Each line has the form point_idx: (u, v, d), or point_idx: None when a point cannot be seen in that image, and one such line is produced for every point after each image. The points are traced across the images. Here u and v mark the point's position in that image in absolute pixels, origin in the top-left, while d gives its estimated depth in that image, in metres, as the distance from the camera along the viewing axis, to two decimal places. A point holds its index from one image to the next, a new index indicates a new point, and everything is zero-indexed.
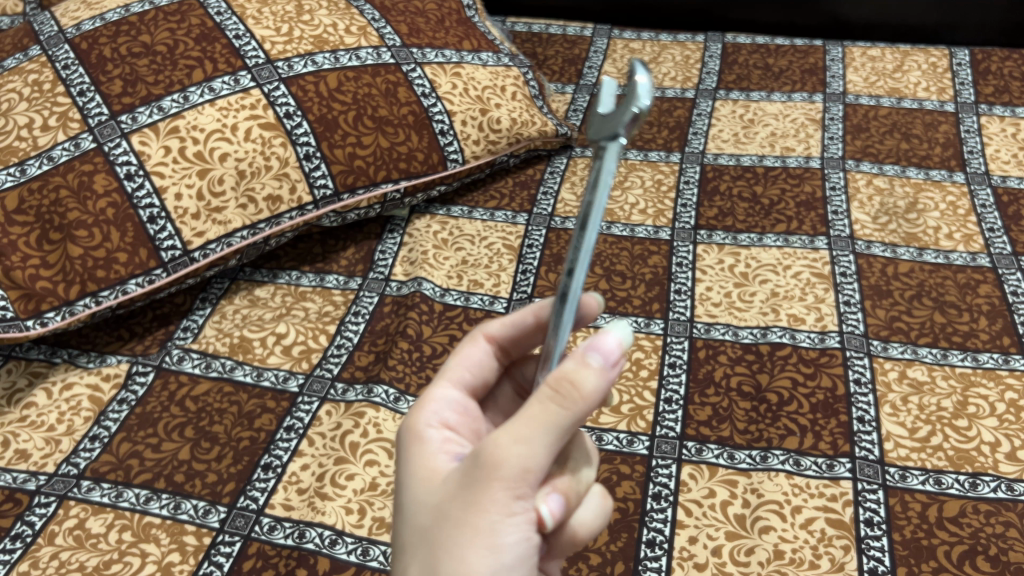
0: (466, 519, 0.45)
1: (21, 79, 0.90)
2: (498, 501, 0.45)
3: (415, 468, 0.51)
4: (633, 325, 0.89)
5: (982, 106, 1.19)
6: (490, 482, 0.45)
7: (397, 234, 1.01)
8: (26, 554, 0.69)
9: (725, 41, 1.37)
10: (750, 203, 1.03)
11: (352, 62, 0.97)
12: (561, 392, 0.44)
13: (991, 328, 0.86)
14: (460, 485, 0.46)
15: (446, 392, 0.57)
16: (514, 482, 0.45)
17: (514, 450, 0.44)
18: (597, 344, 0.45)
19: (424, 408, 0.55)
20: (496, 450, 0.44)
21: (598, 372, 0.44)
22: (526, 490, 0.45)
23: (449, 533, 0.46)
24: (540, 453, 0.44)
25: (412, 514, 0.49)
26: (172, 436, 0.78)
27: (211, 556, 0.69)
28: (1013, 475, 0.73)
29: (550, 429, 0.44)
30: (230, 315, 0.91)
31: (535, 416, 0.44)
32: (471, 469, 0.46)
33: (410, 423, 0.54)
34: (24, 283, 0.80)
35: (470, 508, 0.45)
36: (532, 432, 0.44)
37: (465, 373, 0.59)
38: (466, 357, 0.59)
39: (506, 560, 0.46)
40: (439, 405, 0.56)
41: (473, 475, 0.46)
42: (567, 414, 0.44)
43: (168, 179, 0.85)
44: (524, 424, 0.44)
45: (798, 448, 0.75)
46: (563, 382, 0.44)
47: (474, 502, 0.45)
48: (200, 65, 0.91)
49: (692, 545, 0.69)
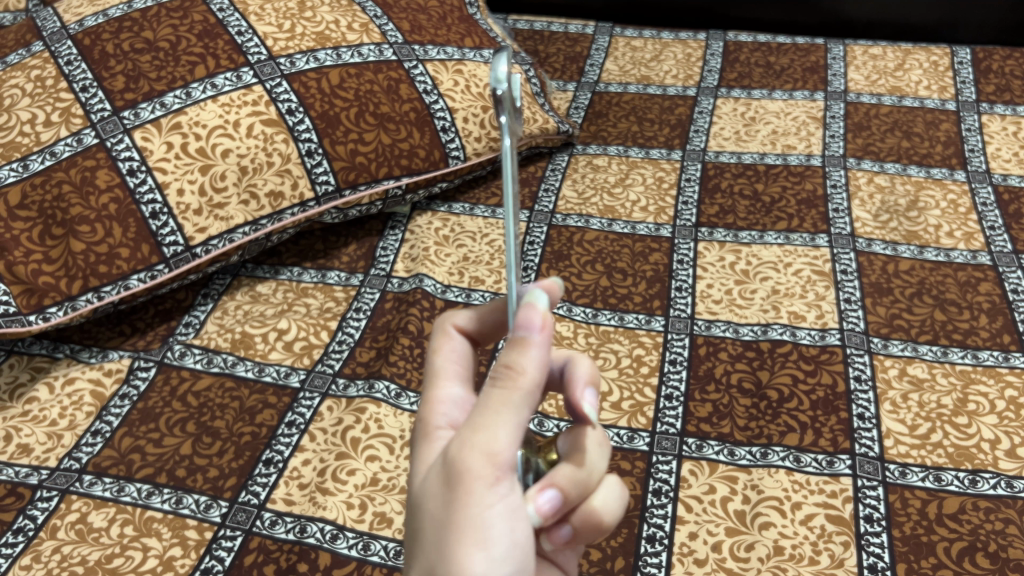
0: (449, 518, 0.44)
1: (24, 75, 0.90)
2: (476, 493, 0.44)
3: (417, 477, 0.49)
4: (633, 322, 0.89)
5: (984, 104, 1.19)
6: (460, 475, 0.44)
7: (398, 230, 1.01)
8: (28, 548, 0.69)
9: (727, 39, 1.38)
10: (751, 201, 1.04)
11: (354, 59, 0.97)
12: (502, 376, 0.45)
13: (992, 326, 0.86)
14: (437, 486, 0.45)
15: (451, 392, 0.54)
16: (487, 473, 0.44)
17: (474, 441, 0.44)
18: (524, 320, 0.45)
19: (428, 415, 0.53)
20: (458, 446, 0.44)
21: (532, 347, 0.45)
22: (502, 478, 0.44)
23: (436, 535, 0.45)
24: (501, 437, 0.44)
25: (410, 525, 0.47)
26: (174, 430, 0.78)
27: (212, 550, 0.69)
28: (1013, 472, 0.73)
29: (500, 413, 0.44)
30: (232, 311, 0.91)
31: (486, 404, 0.44)
32: (446, 469, 0.45)
33: (422, 433, 0.52)
34: (26, 278, 0.80)
35: (450, 507, 0.44)
36: (484, 419, 0.44)
37: (457, 366, 0.56)
38: (450, 351, 0.57)
39: (501, 553, 0.45)
40: (447, 407, 0.53)
41: (446, 474, 0.45)
42: (515, 393, 0.44)
43: (170, 175, 0.85)
44: (478, 414, 0.44)
45: (799, 445, 0.75)
46: (500, 367, 0.45)
47: (452, 499, 0.44)
48: (203, 61, 0.91)
49: (692, 541, 0.69)
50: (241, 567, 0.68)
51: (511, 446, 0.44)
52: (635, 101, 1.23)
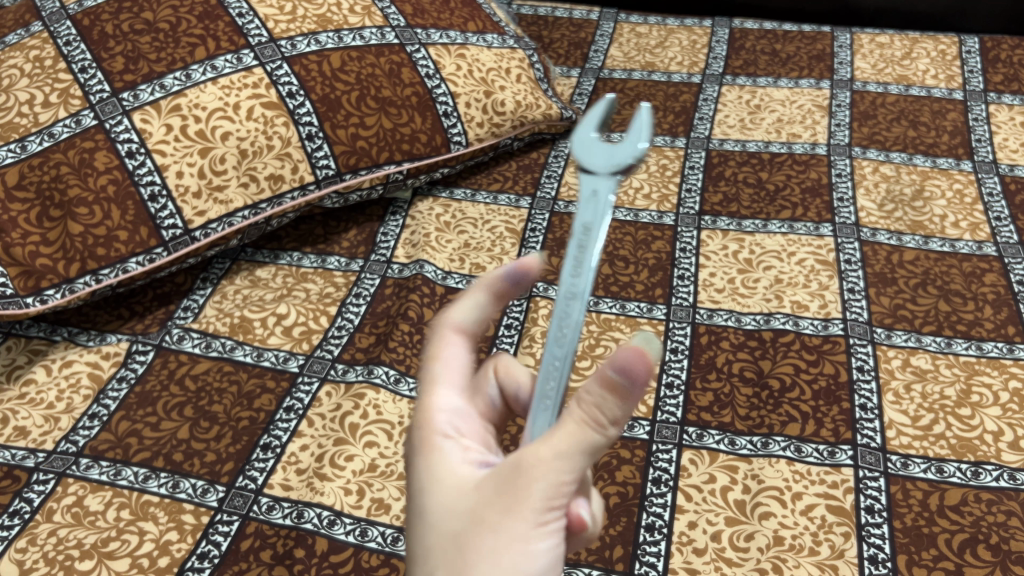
0: (501, 527, 0.43)
1: (22, 55, 0.89)
2: (535, 512, 0.43)
3: (447, 483, 0.48)
4: (635, 310, 0.88)
5: (991, 94, 1.17)
6: (526, 492, 0.43)
7: (399, 216, 1.01)
8: (24, 530, 0.69)
9: (733, 26, 1.36)
10: (755, 189, 1.03)
11: (356, 42, 0.96)
12: (592, 415, 0.43)
13: (996, 317, 0.85)
14: (490, 494, 0.45)
15: (450, 400, 0.52)
16: (550, 495, 0.43)
17: (549, 461, 0.43)
18: (629, 366, 0.42)
19: (431, 418, 0.51)
20: (530, 461, 0.44)
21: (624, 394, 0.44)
22: (560, 504, 0.44)
23: (479, 545, 0.44)
24: (573, 467, 0.43)
25: (438, 526, 0.46)
26: (171, 414, 0.78)
27: (209, 535, 0.68)
28: (1015, 465, 0.72)
29: (579, 449, 0.43)
30: (231, 296, 0.91)
31: (569, 433, 0.43)
32: (505, 480, 0.44)
33: (425, 444, 0.50)
34: (23, 260, 0.80)
35: (503, 519, 0.43)
36: (563, 447, 0.43)
37: (456, 374, 0.54)
38: (452, 357, 0.54)
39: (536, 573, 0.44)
40: (449, 416, 0.51)
41: (507, 487, 0.44)
42: (598, 434, 0.44)
43: (169, 157, 0.85)
44: (559, 442, 0.43)
45: (800, 435, 0.75)
46: (590, 405, 0.43)
47: (510, 511, 0.43)
48: (203, 43, 0.90)
49: (691, 530, 0.68)
50: (237, 552, 0.67)
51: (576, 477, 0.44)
52: (639, 87, 1.22)
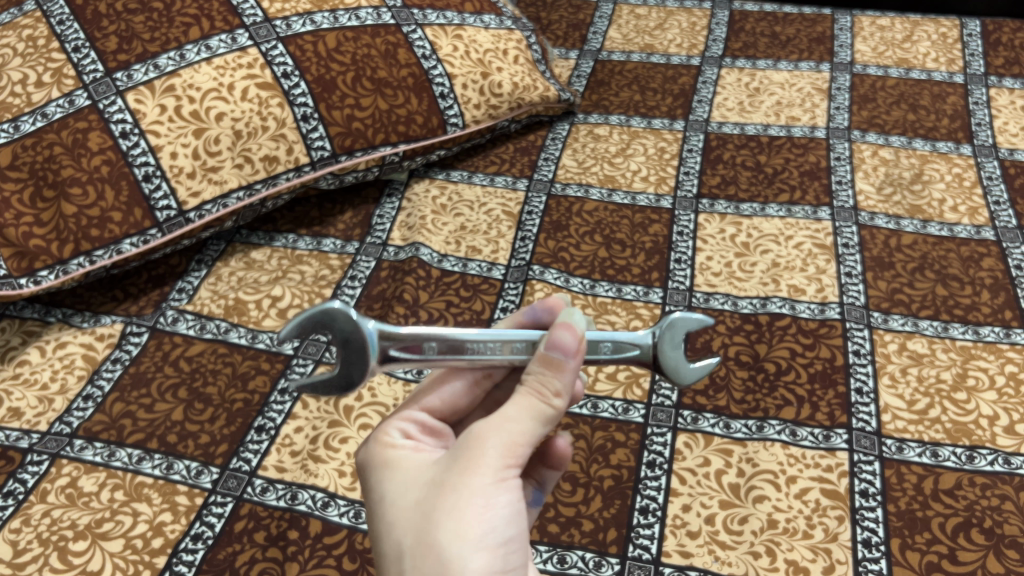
0: (458, 485, 0.46)
1: (14, 34, 0.88)
2: (492, 469, 0.46)
3: (405, 468, 0.49)
4: (631, 293, 0.88)
5: (992, 77, 1.17)
6: (480, 451, 0.46)
7: (395, 198, 1.01)
8: (18, 511, 0.69)
9: (733, 8, 1.35)
10: (753, 172, 1.02)
11: (352, 22, 0.95)
12: (536, 384, 0.48)
13: (993, 302, 0.85)
14: (446, 465, 0.47)
15: (414, 413, 0.55)
16: (504, 456, 0.46)
17: (500, 426, 0.47)
18: (556, 341, 0.48)
19: (390, 421, 0.54)
20: (484, 431, 0.47)
21: (565, 364, 0.48)
22: (514, 468, 0.47)
23: (439, 504, 0.45)
24: (525, 430, 0.47)
25: (400, 501, 0.48)
26: (166, 396, 0.78)
27: (203, 516, 0.68)
28: (1010, 449, 0.72)
29: (528, 416, 0.47)
30: (226, 278, 0.91)
31: (516, 403, 0.48)
32: (460, 451, 0.47)
33: (380, 434, 0.53)
34: (17, 241, 0.80)
35: (462, 478, 0.46)
36: (513, 411, 0.47)
37: (433, 398, 0.57)
38: (441, 384, 0.57)
39: (499, 531, 0.45)
40: (406, 422, 0.54)
41: (461, 451, 0.47)
42: (546, 405, 0.48)
43: (163, 138, 0.84)
44: (507, 410, 0.48)
45: (795, 419, 0.75)
46: (531, 380, 0.49)
47: (467, 470, 0.46)
48: (197, 22, 0.90)
49: (685, 513, 0.68)
50: (230, 533, 0.67)
51: (528, 444, 0.47)
52: (638, 70, 1.21)
